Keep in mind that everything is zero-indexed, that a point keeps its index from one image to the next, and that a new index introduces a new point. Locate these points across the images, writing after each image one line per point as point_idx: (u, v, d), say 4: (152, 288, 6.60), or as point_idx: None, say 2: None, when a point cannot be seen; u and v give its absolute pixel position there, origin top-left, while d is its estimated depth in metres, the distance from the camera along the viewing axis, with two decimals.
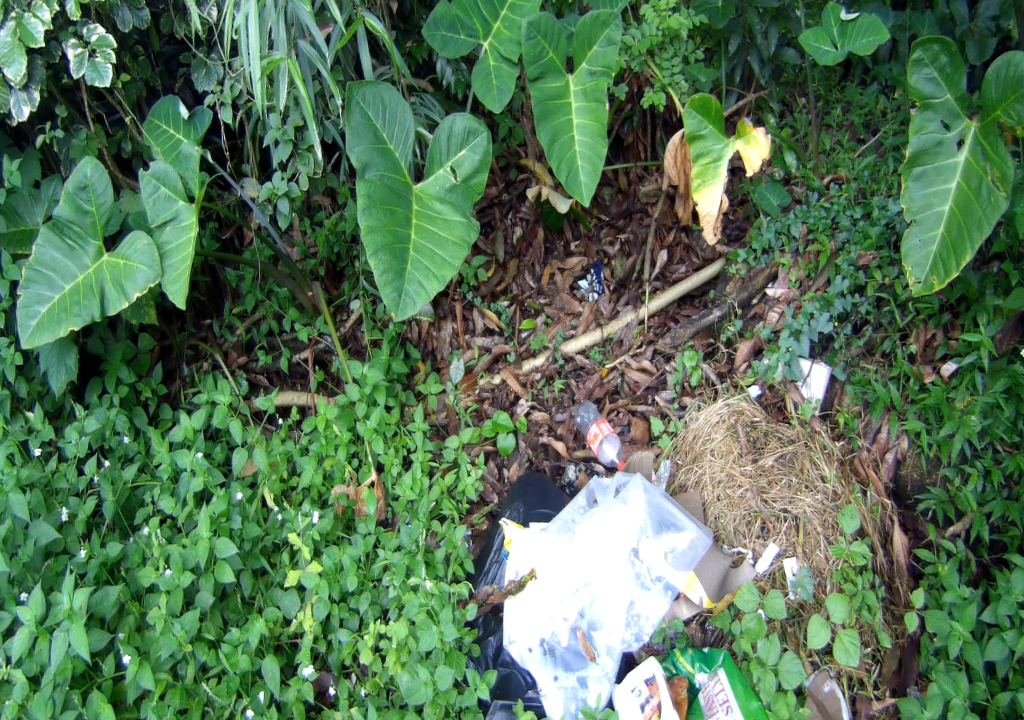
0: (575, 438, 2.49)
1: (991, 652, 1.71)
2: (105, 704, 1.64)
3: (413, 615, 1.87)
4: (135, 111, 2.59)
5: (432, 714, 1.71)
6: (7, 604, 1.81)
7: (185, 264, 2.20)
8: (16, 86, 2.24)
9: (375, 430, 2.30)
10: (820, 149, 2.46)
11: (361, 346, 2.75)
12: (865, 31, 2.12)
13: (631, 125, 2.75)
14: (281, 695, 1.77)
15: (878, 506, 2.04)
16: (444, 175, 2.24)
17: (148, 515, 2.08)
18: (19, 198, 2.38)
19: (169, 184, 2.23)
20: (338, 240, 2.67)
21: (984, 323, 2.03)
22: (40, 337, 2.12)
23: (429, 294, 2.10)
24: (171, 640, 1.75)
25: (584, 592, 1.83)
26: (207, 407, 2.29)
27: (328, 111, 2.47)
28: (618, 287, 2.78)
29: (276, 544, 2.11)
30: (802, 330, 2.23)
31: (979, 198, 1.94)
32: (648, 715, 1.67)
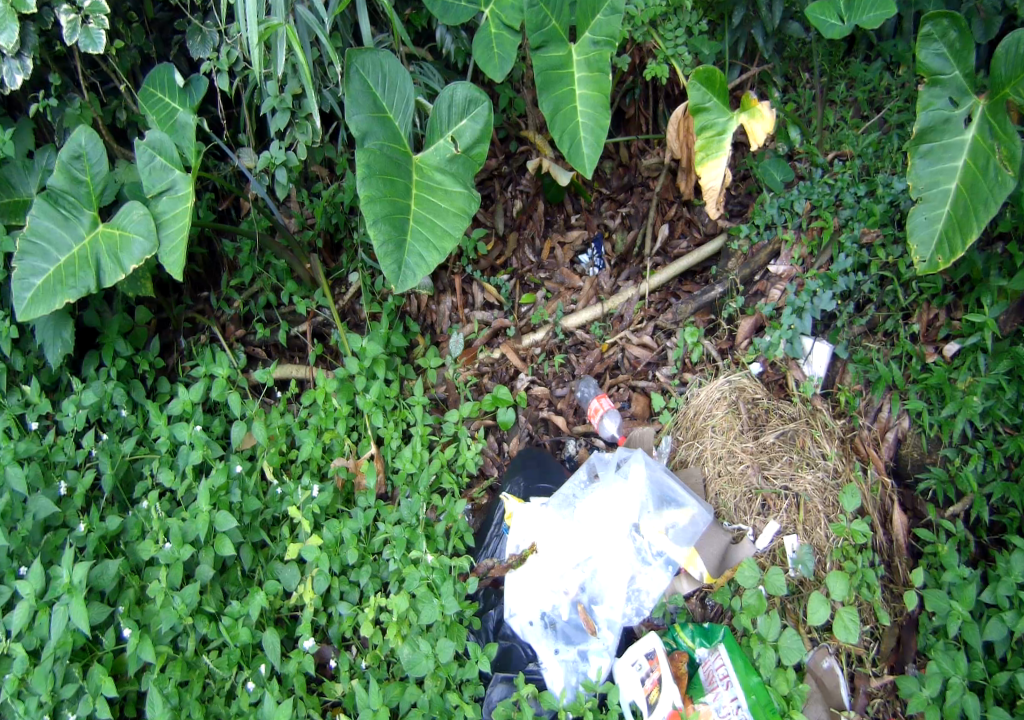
0: (575, 413, 2.49)
1: (990, 632, 1.71)
2: (106, 678, 1.64)
3: (414, 588, 1.86)
4: (129, 79, 2.52)
5: (432, 687, 1.72)
6: (6, 578, 1.80)
7: (183, 235, 2.16)
8: (8, 54, 2.18)
9: (375, 403, 2.28)
10: (824, 124, 2.42)
11: (359, 319, 2.73)
12: (873, 4, 2.07)
13: (633, 98, 2.68)
14: (282, 667, 1.77)
15: (878, 485, 2.05)
16: (444, 145, 2.19)
17: (147, 488, 2.07)
18: (12, 168, 2.32)
19: (166, 154, 2.18)
20: (336, 211, 2.63)
21: (988, 304, 2.01)
22: (36, 310, 2.08)
23: (430, 266, 2.07)
24: (172, 613, 1.75)
25: (586, 566, 1.84)
26: (206, 380, 2.26)
27: (326, 78, 2.41)
28: (618, 261, 2.75)
29: (276, 517, 2.10)
30: (805, 307, 2.22)
31: (986, 177, 1.91)
32: (647, 689, 1.69)
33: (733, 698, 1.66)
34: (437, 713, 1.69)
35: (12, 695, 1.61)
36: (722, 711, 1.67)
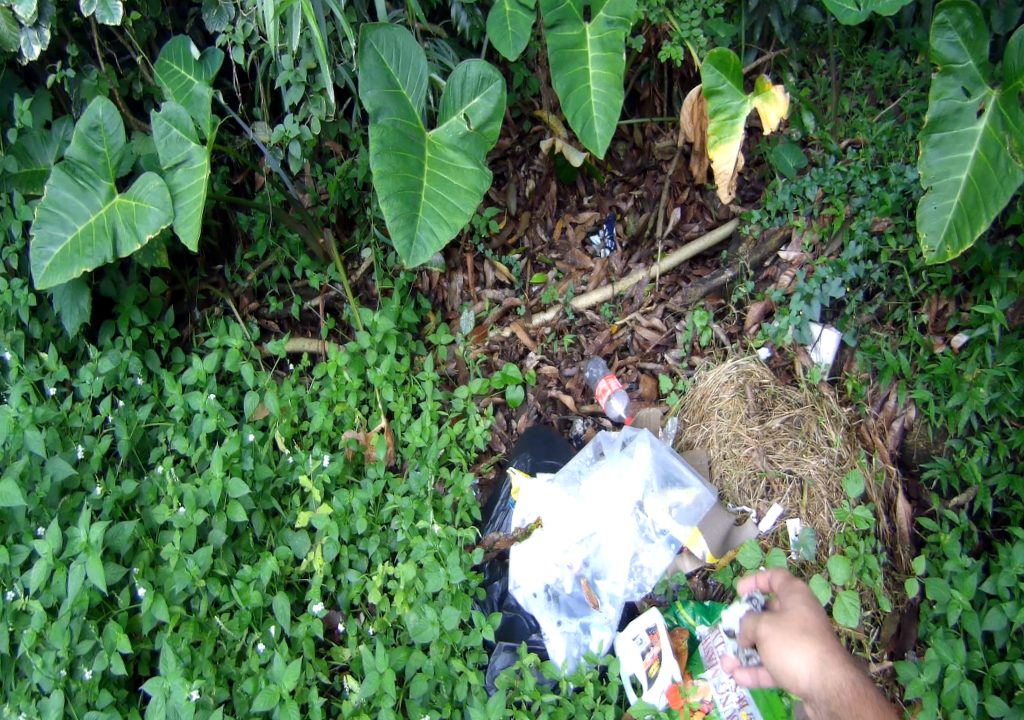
0: (583, 393, 2.51)
1: (990, 621, 1.72)
2: (122, 635, 1.69)
3: (421, 557, 1.90)
4: (146, 51, 2.54)
5: (438, 654, 1.76)
6: (25, 537, 1.85)
7: (197, 207, 2.18)
8: (26, 25, 2.19)
9: (385, 378, 2.31)
10: (838, 112, 2.41)
11: (371, 295, 2.75)
12: None
13: (648, 80, 2.67)
14: (292, 630, 1.82)
15: (883, 473, 2.07)
16: (457, 123, 2.19)
17: (162, 454, 2.12)
18: (31, 138, 2.35)
19: (181, 125, 2.20)
20: (350, 187, 2.64)
21: (997, 296, 2.01)
22: (54, 279, 2.11)
23: (441, 242, 2.09)
24: (185, 575, 1.80)
25: (590, 541, 1.87)
26: (219, 351, 2.29)
27: (341, 54, 2.42)
28: (630, 243, 2.76)
29: (287, 486, 2.15)
30: (813, 294, 2.23)
31: (997, 168, 1.91)
32: (648, 663, 1.73)
33: (731, 675, 1.67)
34: (441, 679, 1.73)
35: (31, 649, 1.67)
36: (721, 687, 1.68)
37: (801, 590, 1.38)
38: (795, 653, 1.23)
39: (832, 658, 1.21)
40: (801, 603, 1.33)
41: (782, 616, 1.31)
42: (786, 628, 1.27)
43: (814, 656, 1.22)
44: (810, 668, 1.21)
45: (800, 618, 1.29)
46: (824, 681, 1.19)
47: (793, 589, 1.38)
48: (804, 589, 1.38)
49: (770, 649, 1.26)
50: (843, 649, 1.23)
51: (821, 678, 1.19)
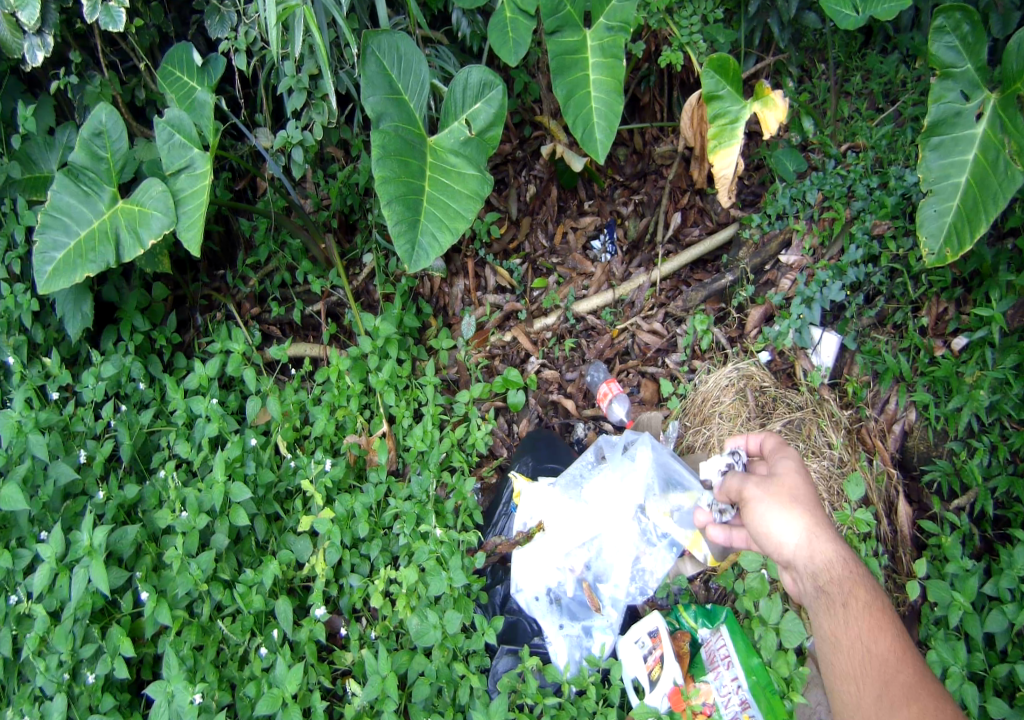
0: (585, 397, 2.52)
1: (992, 623, 1.71)
2: (125, 639, 1.69)
3: (423, 561, 1.90)
4: (148, 57, 2.55)
5: (440, 657, 1.76)
6: (28, 542, 1.85)
7: (200, 211, 2.18)
8: (30, 31, 2.21)
9: (387, 382, 2.31)
10: (838, 116, 2.42)
11: (373, 300, 2.76)
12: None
13: (648, 85, 2.69)
14: (294, 635, 1.82)
15: (884, 475, 2.07)
16: (459, 128, 2.20)
17: (164, 458, 2.13)
18: (34, 144, 2.37)
19: (184, 131, 2.20)
20: (351, 192, 2.66)
21: (997, 298, 2.02)
22: (57, 283, 2.12)
23: (443, 246, 2.10)
24: (188, 579, 1.80)
25: (592, 545, 1.87)
26: (221, 355, 2.30)
27: (343, 60, 2.43)
28: (631, 248, 2.76)
29: (289, 491, 2.15)
30: (814, 297, 2.23)
31: (996, 171, 1.92)
32: (650, 666, 1.73)
33: (734, 678, 1.68)
34: (444, 683, 1.74)
35: (34, 653, 1.67)
36: (723, 690, 1.69)
37: (794, 460, 1.52)
38: (786, 523, 1.39)
39: (819, 532, 1.37)
40: (793, 474, 1.48)
41: (775, 484, 1.46)
42: (779, 499, 1.42)
43: (804, 528, 1.38)
44: (799, 537, 1.37)
45: (792, 488, 1.44)
46: (811, 552, 1.36)
47: (786, 459, 1.53)
48: (797, 460, 1.53)
49: (764, 512, 1.43)
50: (829, 521, 1.39)
51: (808, 548, 1.37)
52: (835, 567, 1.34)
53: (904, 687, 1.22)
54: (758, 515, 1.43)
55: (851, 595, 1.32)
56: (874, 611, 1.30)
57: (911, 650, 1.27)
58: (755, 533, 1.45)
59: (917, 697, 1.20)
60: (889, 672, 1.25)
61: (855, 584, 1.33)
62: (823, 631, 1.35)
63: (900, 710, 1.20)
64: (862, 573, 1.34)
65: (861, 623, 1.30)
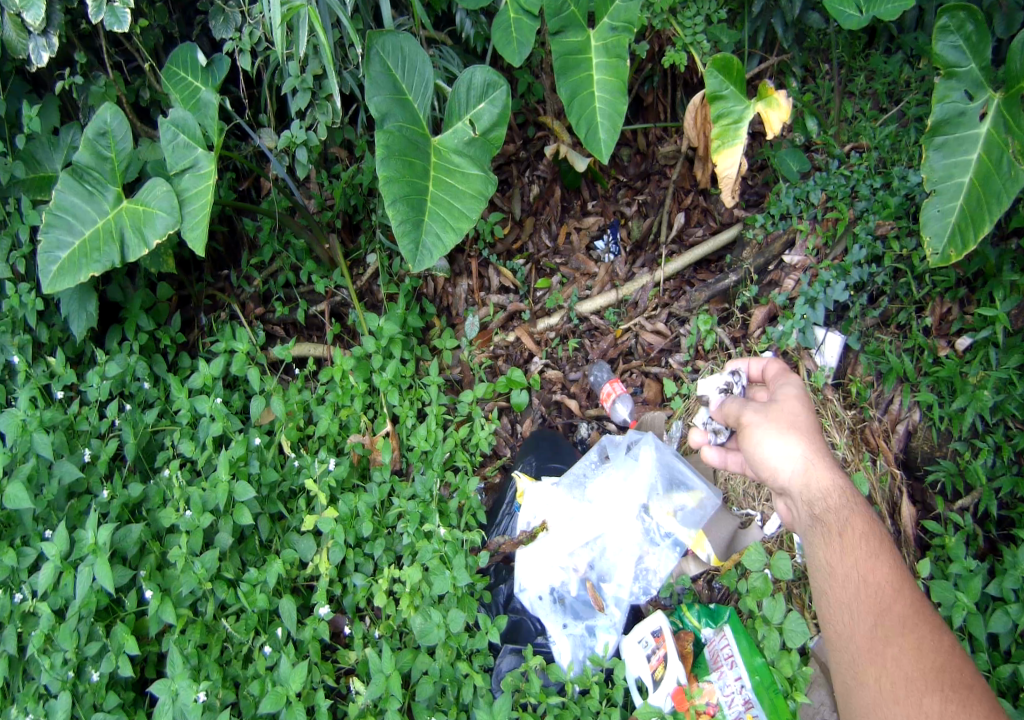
0: (588, 397, 2.52)
1: (995, 623, 1.70)
2: (129, 637, 1.70)
3: (427, 560, 1.91)
4: (152, 57, 2.56)
5: (443, 656, 1.76)
6: (33, 540, 1.86)
7: (205, 210, 2.18)
8: (35, 31, 2.21)
9: (391, 382, 2.31)
10: (841, 116, 2.42)
11: (377, 300, 2.76)
12: None
13: (652, 86, 2.69)
14: (298, 633, 1.82)
15: (887, 475, 2.07)
16: (463, 128, 2.21)
17: (168, 457, 2.13)
18: (39, 144, 2.39)
19: (188, 131, 2.21)
20: (355, 192, 2.66)
21: (1001, 299, 2.02)
22: (62, 283, 2.13)
23: (446, 246, 2.10)
24: (192, 577, 1.81)
25: (596, 544, 1.88)
26: (226, 355, 2.30)
27: (347, 60, 2.44)
28: (634, 248, 2.76)
29: (293, 490, 2.15)
30: (818, 297, 2.22)
31: (1000, 171, 1.92)
32: (654, 665, 1.73)
33: (738, 678, 1.67)
34: (447, 682, 1.74)
35: (39, 650, 1.68)
36: (727, 690, 1.68)
37: (796, 387, 1.52)
38: (786, 449, 1.40)
39: (819, 460, 1.37)
40: (795, 401, 1.48)
41: (775, 411, 1.46)
42: (779, 425, 1.43)
43: (803, 455, 1.38)
44: (798, 463, 1.38)
45: (793, 415, 1.44)
46: (809, 479, 1.37)
47: (789, 385, 1.52)
48: (800, 386, 1.52)
49: (762, 437, 1.43)
50: (828, 450, 1.40)
51: (805, 475, 1.37)
52: (834, 496, 1.34)
53: (901, 617, 1.23)
54: (757, 440, 1.44)
55: (849, 525, 1.33)
56: (872, 542, 1.31)
57: (908, 580, 1.28)
58: (751, 458, 1.46)
59: (914, 628, 1.22)
60: (886, 601, 1.25)
61: (853, 514, 1.34)
62: (820, 558, 1.35)
63: (896, 640, 1.22)
64: (860, 504, 1.35)
65: (859, 553, 1.31)
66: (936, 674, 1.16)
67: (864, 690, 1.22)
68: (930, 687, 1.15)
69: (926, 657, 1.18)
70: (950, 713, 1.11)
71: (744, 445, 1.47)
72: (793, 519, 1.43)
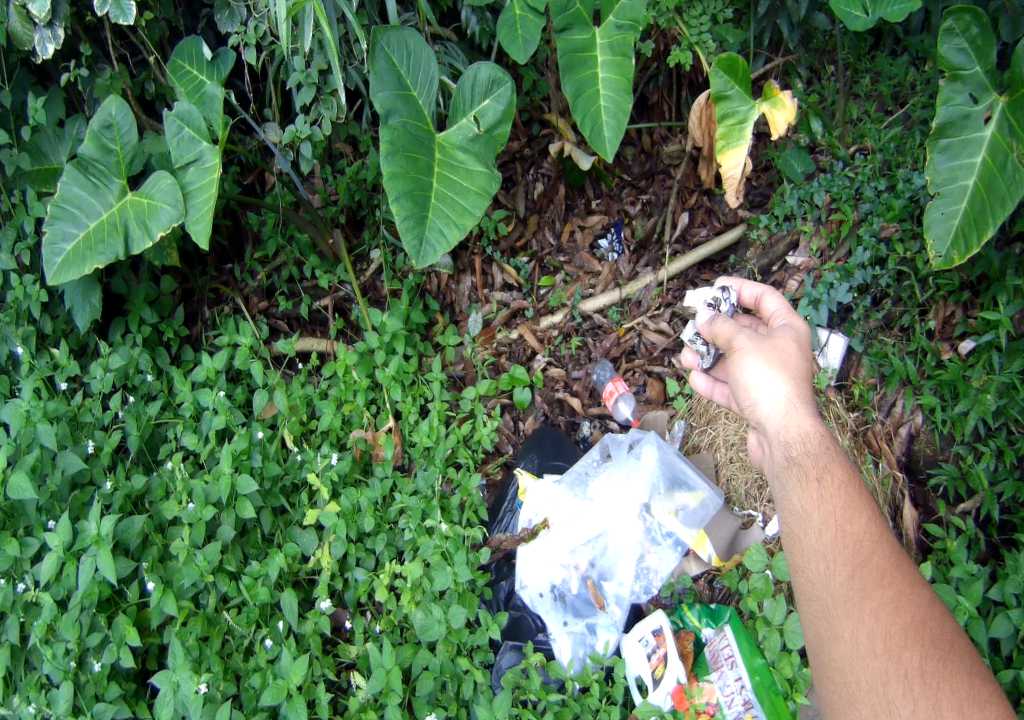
0: (591, 395, 2.53)
1: (997, 628, 1.68)
2: (131, 628, 1.71)
3: (428, 556, 1.92)
4: (158, 51, 2.56)
5: (444, 651, 1.77)
6: (36, 530, 1.87)
7: (210, 204, 2.19)
8: (40, 23, 2.22)
9: (393, 378, 2.31)
10: (846, 118, 2.42)
11: (381, 296, 2.77)
12: None
13: (657, 85, 2.69)
14: (299, 627, 1.83)
15: (889, 478, 2.08)
16: (467, 125, 2.20)
17: (171, 450, 2.14)
18: (44, 136, 2.38)
19: (193, 125, 2.20)
20: (359, 188, 2.65)
21: (1004, 303, 2.01)
22: (66, 274, 2.13)
23: (450, 243, 2.10)
24: (194, 570, 1.81)
25: (597, 542, 1.89)
26: (229, 348, 2.31)
27: (352, 56, 2.44)
28: (638, 247, 2.75)
29: (296, 484, 2.16)
30: (821, 299, 2.22)
31: (1004, 174, 1.91)
32: (653, 664, 1.74)
33: (738, 678, 1.68)
34: (448, 677, 1.75)
35: (42, 640, 1.69)
36: (726, 690, 1.68)
37: (797, 329, 1.61)
38: (772, 385, 1.50)
39: (799, 403, 1.47)
40: (790, 341, 1.57)
41: (769, 346, 1.55)
42: (768, 360, 1.52)
43: (785, 394, 1.48)
44: (779, 400, 1.48)
45: (785, 353, 1.53)
46: (788, 418, 1.46)
47: (789, 326, 1.62)
48: (800, 330, 1.61)
49: (751, 367, 1.54)
50: (811, 395, 1.49)
51: (784, 413, 1.46)
52: (812, 440, 1.41)
53: (879, 570, 1.23)
54: (745, 369, 1.55)
55: (827, 472, 1.36)
56: (849, 490, 1.33)
57: (886, 535, 1.28)
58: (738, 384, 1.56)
59: (892, 581, 1.21)
60: (864, 554, 1.25)
61: (831, 462, 1.37)
62: (795, 504, 1.36)
63: (874, 592, 1.21)
64: (838, 453, 1.39)
65: (837, 503, 1.32)
66: (915, 629, 1.15)
67: (839, 643, 1.20)
68: (909, 642, 1.14)
69: (905, 611, 1.17)
70: (929, 667, 1.11)
71: (732, 371, 1.59)
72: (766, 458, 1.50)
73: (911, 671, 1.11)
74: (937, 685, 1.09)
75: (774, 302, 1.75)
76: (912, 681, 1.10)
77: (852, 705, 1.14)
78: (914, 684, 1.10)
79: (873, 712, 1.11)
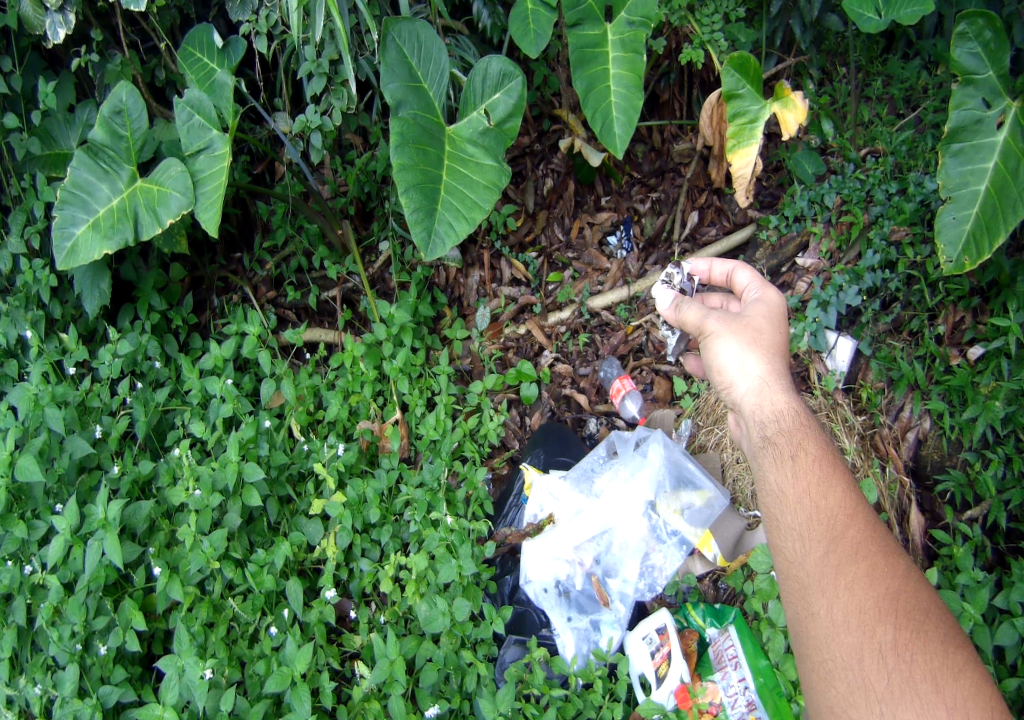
0: (597, 392, 2.53)
1: (1002, 636, 1.67)
2: (136, 613, 1.72)
3: (433, 549, 1.93)
4: (169, 38, 2.55)
5: (448, 644, 1.78)
6: (42, 513, 1.88)
7: (218, 192, 2.16)
8: (51, 8, 2.21)
9: (400, 370, 2.31)
10: (857, 120, 2.41)
11: (389, 288, 2.75)
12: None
13: (668, 83, 2.67)
14: (305, 616, 1.84)
15: (896, 483, 2.09)
16: (477, 118, 2.20)
17: (179, 437, 2.15)
18: (55, 121, 2.39)
19: (204, 112, 2.19)
20: (369, 179, 2.65)
21: (1014, 309, 2.01)
22: (76, 260, 2.14)
23: (459, 235, 2.08)
24: (200, 556, 1.82)
25: (603, 538, 1.89)
26: (238, 337, 2.29)
27: (363, 47, 2.41)
28: (647, 245, 2.76)
29: (301, 473, 2.16)
30: (830, 301, 2.23)
31: (1016, 181, 1.92)
32: (657, 663, 1.74)
33: (742, 679, 1.67)
34: (451, 669, 1.75)
35: (48, 622, 1.71)
36: (730, 690, 1.67)
37: (768, 302, 1.63)
38: (746, 365, 1.53)
39: (774, 382, 1.49)
40: (763, 318, 1.59)
41: (740, 323, 1.58)
42: (740, 339, 1.55)
43: (759, 374, 1.50)
44: (752, 381, 1.50)
45: (757, 330, 1.56)
46: (762, 397, 1.48)
47: (761, 301, 1.63)
48: (773, 303, 1.63)
49: (725, 349, 1.56)
50: (786, 372, 1.52)
51: (758, 391, 1.49)
52: (786, 420, 1.44)
53: (854, 545, 1.24)
54: (718, 352, 1.57)
55: (801, 449, 1.38)
56: (823, 465, 1.35)
57: (861, 507, 1.29)
58: (713, 366, 1.59)
59: (866, 554, 1.23)
60: (839, 527, 1.26)
61: (804, 439, 1.39)
62: (771, 483, 1.38)
63: (849, 568, 1.22)
64: (811, 428, 1.41)
65: (812, 479, 1.33)
66: (889, 602, 1.17)
67: (815, 618, 1.21)
68: (884, 616, 1.16)
69: (880, 584, 1.19)
70: (903, 641, 1.13)
71: (705, 353, 1.62)
72: (745, 437, 1.52)
73: (886, 646, 1.13)
74: (910, 658, 1.11)
75: (745, 275, 1.74)
76: (886, 656, 1.12)
77: (829, 683, 1.15)
78: (888, 659, 1.12)
79: (849, 689, 1.12)
